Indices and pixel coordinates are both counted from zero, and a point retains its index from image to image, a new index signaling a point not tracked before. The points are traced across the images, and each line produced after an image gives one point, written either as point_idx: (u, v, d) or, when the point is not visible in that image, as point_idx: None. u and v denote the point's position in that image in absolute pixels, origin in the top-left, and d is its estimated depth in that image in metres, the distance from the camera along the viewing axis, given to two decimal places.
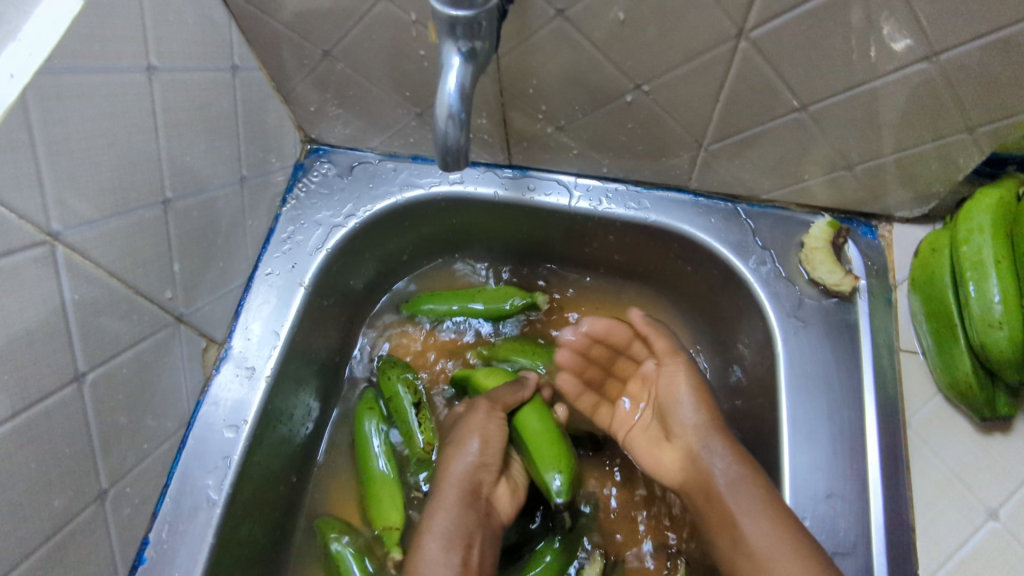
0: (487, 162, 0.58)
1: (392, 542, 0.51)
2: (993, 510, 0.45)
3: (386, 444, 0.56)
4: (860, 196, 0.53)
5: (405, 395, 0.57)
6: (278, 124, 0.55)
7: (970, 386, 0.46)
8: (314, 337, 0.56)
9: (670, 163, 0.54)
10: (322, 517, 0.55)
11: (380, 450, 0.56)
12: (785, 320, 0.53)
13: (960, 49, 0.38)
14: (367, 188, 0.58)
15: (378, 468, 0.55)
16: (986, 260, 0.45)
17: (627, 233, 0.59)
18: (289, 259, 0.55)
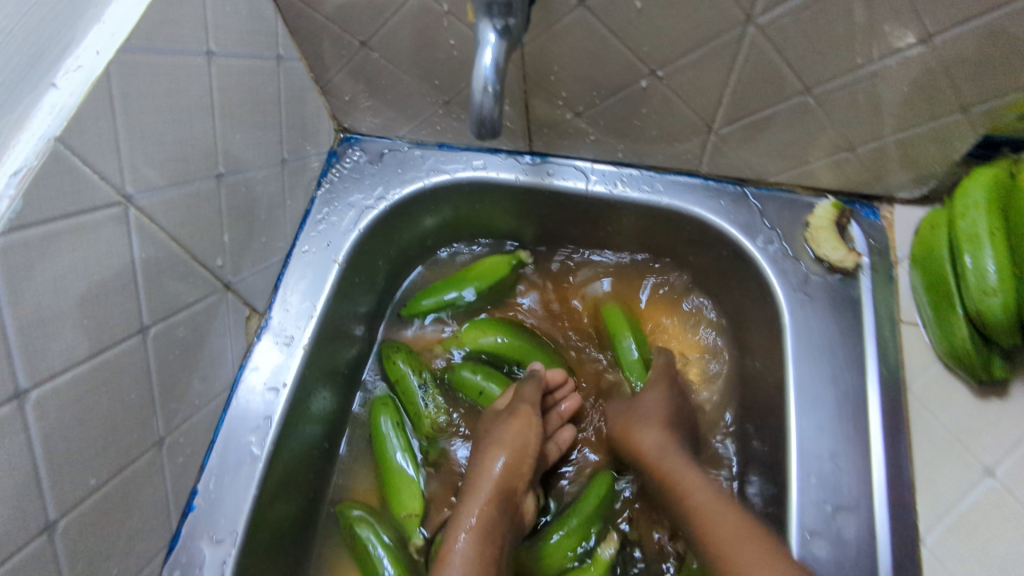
0: (509, 150, 0.62)
1: (414, 527, 0.56)
2: (991, 467, 0.46)
3: (401, 437, 0.59)
4: (862, 178, 0.57)
5: (410, 375, 0.62)
6: (314, 113, 0.59)
7: (967, 352, 0.49)
8: (347, 311, 0.59)
9: (681, 147, 0.57)
10: (342, 502, 0.58)
11: (396, 441, 0.59)
12: (792, 295, 0.56)
13: (950, 33, 0.42)
14: (396, 173, 0.62)
15: (394, 454, 0.58)
16: (980, 231, 0.48)
17: (642, 216, 0.62)
18: (324, 237, 0.59)
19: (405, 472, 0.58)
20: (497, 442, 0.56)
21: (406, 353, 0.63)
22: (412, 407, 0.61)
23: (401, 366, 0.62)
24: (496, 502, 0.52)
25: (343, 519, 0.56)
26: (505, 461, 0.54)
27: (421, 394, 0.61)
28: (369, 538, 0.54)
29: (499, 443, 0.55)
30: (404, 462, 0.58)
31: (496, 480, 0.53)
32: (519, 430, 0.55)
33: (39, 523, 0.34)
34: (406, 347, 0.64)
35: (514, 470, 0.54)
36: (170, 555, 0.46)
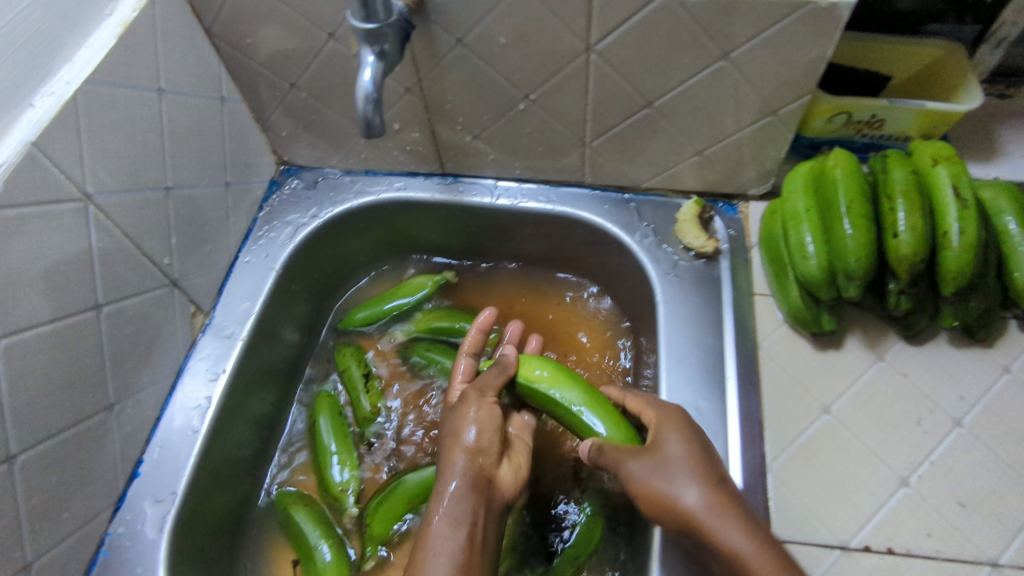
0: (425, 173, 0.73)
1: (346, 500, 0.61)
2: (827, 406, 0.57)
3: (336, 429, 0.65)
4: (719, 178, 0.69)
5: (355, 369, 0.68)
6: (256, 147, 0.70)
7: (799, 309, 0.59)
8: (285, 314, 0.68)
9: (565, 161, 0.69)
10: (282, 486, 0.64)
11: (331, 427, 0.65)
12: (665, 278, 0.66)
13: (741, 51, 0.54)
14: (329, 196, 0.72)
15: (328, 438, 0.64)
16: (800, 210, 0.60)
17: (542, 223, 0.73)
18: (264, 249, 0.68)
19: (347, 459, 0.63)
20: (456, 425, 0.53)
21: (353, 350, 0.70)
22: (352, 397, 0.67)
23: (348, 358, 0.69)
24: (462, 490, 0.48)
25: (278, 498, 0.62)
26: (462, 449, 0.51)
27: (360, 383, 0.68)
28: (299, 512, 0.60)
29: (463, 418, 0.53)
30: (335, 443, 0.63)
31: (467, 445, 0.51)
32: (484, 405, 0.54)
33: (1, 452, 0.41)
34: (355, 347, 0.71)
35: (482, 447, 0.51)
36: (115, 514, 0.52)
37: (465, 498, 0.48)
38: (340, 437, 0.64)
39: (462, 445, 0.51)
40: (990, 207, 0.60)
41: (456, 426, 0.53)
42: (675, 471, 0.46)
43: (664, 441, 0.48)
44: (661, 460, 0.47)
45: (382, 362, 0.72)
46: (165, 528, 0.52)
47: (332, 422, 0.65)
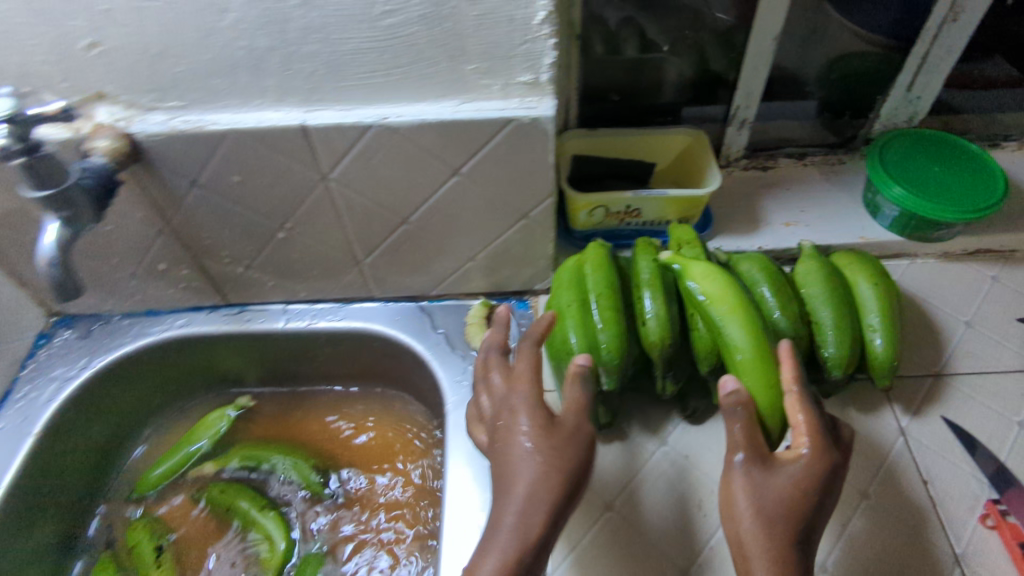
0: (209, 305, 0.71)
1: None
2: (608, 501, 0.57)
3: None
4: (502, 278, 0.70)
5: (145, 541, 0.63)
6: (13, 304, 0.65)
7: None
8: (51, 477, 0.63)
9: (347, 279, 0.68)
10: None
11: None
12: (455, 384, 0.66)
13: (469, 166, 0.56)
14: (103, 343, 0.68)
15: None
16: (563, 306, 0.61)
17: (337, 341, 0.71)
18: (23, 413, 0.63)
19: None
20: (535, 501, 0.41)
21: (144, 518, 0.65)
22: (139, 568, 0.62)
23: (137, 529, 0.64)
24: (520, 548, 0.40)
25: None
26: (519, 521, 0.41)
27: (150, 552, 0.63)
28: None
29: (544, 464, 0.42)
30: None
31: (529, 485, 0.41)
32: (535, 463, 0.42)
33: None
34: (146, 518, 0.66)
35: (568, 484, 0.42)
36: None
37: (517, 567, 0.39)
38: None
39: (529, 508, 0.41)
40: (745, 278, 0.63)
41: (507, 482, 0.42)
42: (775, 520, 0.43)
43: (789, 462, 0.45)
44: (755, 487, 0.44)
45: (175, 514, 0.66)
46: None
47: None
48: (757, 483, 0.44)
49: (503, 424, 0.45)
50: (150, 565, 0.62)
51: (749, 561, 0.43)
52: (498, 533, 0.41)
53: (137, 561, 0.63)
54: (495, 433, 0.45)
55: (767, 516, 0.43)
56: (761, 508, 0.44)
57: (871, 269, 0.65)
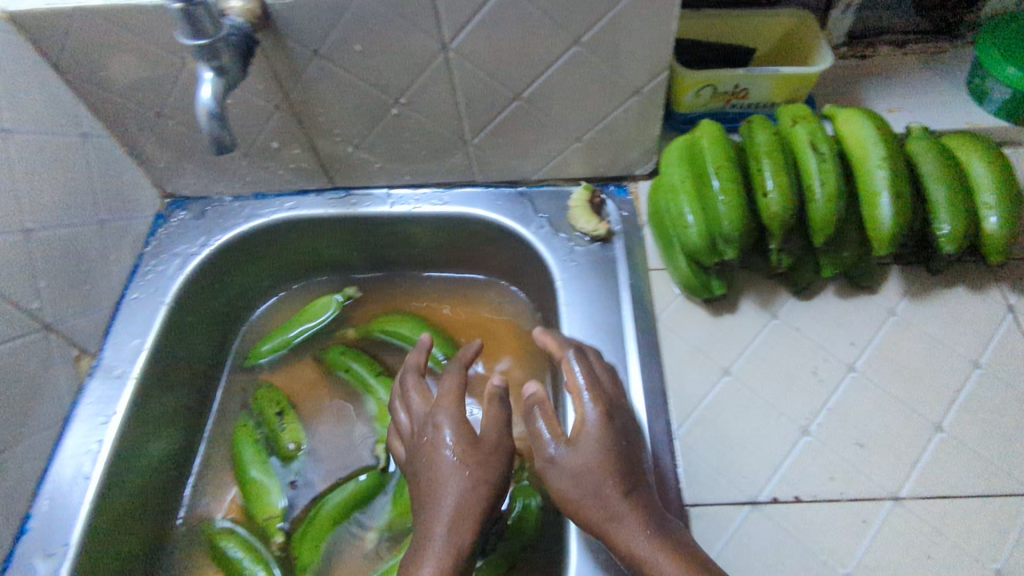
0: (315, 189, 0.72)
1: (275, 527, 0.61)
2: (726, 367, 0.59)
3: (258, 458, 0.65)
4: (603, 162, 0.70)
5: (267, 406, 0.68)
6: (133, 183, 0.68)
7: (690, 278, 0.61)
8: (179, 346, 0.66)
9: (451, 161, 0.69)
10: (207, 522, 0.63)
11: (253, 459, 0.65)
12: (562, 264, 0.67)
13: (591, 33, 0.56)
14: (218, 224, 0.71)
15: (251, 471, 0.64)
16: (676, 182, 0.61)
17: (441, 226, 0.73)
18: (152, 285, 0.66)
19: (267, 495, 0.62)
20: (558, 475, 0.46)
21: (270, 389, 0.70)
22: (271, 431, 0.67)
23: (264, 397, 0.69)
24: (455, 512, 0.44)
25: (208, 532, 0.62)
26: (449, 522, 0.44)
27: (279, 418, 0.67)
28: (229, 548, 0.60)
29: (436, 467, 0.47)
30: (256, 474, 0.64)
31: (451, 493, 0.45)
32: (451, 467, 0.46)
33: None
34: (269, 385, 0.71)
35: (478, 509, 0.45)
36: None
37: (463, 525, 0.44)
38: (261, 467, 0.64)
39: (458, 509, 0.45)
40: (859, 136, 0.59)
41: (436, 487, 0.46)
42: (591, 468, 0.45)
43: (584, 429, 0.47)
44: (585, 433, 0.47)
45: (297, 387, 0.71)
46: None
47: (253, 457, 0.65)
48: (567, 462, 0.46)
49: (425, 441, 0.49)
50: (281, 429, 0.67)
51: (619, 529, 0.43)
52: (434, 542, 0.43)
53: (268, 425, 0.67)
54: (422, 443, 0.49)
55: (580, 485, 0.45)
56: (577, 484, 0.45)
57: (987, 149, 0.62)
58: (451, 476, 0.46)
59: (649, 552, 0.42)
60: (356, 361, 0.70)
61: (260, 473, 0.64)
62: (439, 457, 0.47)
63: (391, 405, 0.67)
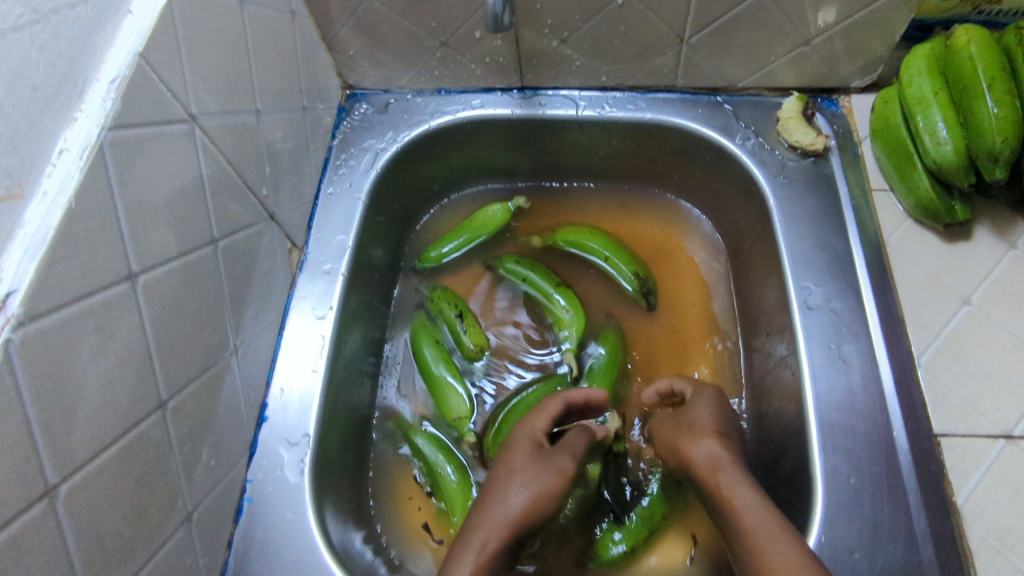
0: (502, 87, 0.68)
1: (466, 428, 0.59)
2: (966, 297, 0.56)
3: (442, 358, 0.62)
4: (820, 72, 0.64)
5: (449, 308, 0.65)
6: (323, 70, 0.64)
7: (931, 200, 0.57)
8: (372, 246, 0.64)
9: (658, 62, 0.64)
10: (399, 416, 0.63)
11: (437, 361, 0.62)
12: (773, 180, 0.63)
13: None
14: (403, 119, 0.67)
15: (437, 372, 0.62)
16: (926, 93, 0.56)
17: (630, 133, 0.68)
18: (346, 180, 0.64)
19: (457, 398, 0.60)
20: (746, 496, 0.46)
21: (444, 291, 0.66)
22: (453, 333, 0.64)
23: (443, 300, 0.65)
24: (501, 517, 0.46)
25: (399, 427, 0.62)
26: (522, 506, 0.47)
27: (461, 322, 0.64)
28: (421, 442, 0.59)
29: (495, 480, 0.50)
30: (441, 374, 0.61)
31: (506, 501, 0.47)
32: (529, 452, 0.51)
33: (155, 399, 0.39)
34: (444, 288, 0.67)
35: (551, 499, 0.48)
36: (252, 460, 0.50)
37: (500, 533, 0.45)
38: (449, 364, 0.62)
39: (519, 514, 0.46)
40: None
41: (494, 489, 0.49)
42: (751, 501, 0.45)
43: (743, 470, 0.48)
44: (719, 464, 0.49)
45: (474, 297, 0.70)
46: (305, 470, 0.50)
47: (437, 358, 0.62)
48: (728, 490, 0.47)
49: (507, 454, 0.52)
50: (462, 332, 0.63)
51: (747, 528, 0.44)
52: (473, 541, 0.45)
53: (449, 328, 0.64)
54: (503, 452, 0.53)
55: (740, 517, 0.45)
56: (750, 512, 0.44)
57: None
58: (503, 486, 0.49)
59: (747, 508, 0.45)
60: (531, 272, 0.67)
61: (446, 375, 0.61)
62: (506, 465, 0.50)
63: (575, 320, 0.64)
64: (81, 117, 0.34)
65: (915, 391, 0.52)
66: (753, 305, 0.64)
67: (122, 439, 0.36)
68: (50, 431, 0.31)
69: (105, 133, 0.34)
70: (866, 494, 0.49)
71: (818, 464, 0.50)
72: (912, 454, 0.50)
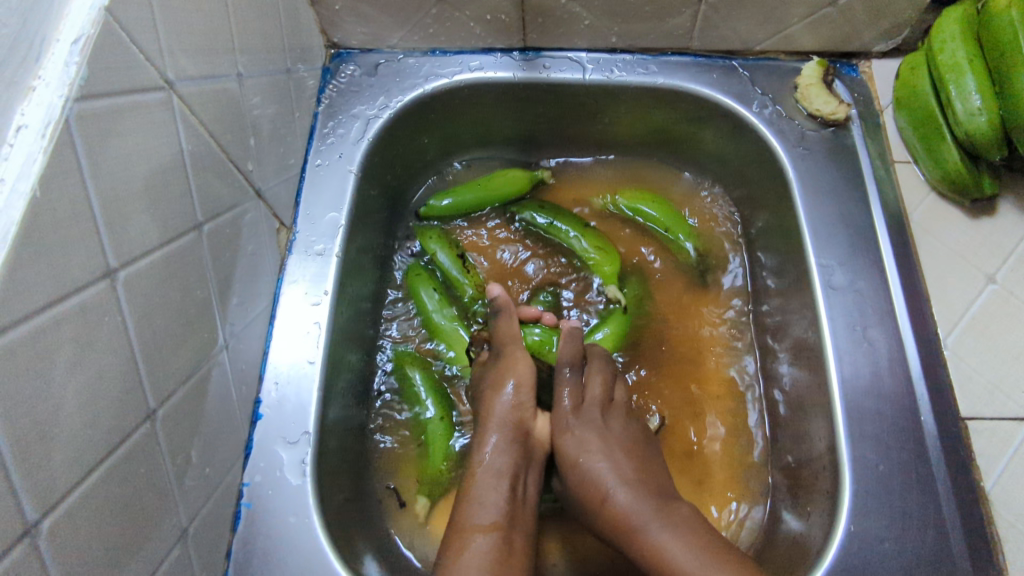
0: (501, 48, 0.62)
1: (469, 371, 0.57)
2: (991, 275, 0.54)
3: (441, 302, 0.59)
4: (842, 35, 0.60)
5: (444, 252, 0.62)
6: (307, 26, 0.57)
7: (960, 174, 0.54)
8: (365, 221, 0.59)
9: (674, 23, 0.59)
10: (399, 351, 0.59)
11: (437, 307, 0.59)
12: (792, 151, 0.59)
13: None
14: (395, 82, 0.61)
15: (437, 317, 0.58)
16: (960, 60, 0.53)
17: (639, 98, 0.63)
18: (334, 150, 0.58)
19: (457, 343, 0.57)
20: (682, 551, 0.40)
21: (439, 237, 0.63)
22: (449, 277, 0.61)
23: (433, 241, 0.62)
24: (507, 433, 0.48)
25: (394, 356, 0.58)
26: (501, 429, 0.48)
27: (458, 268, 0.61)
28: (418, 394, 0.55)
29: (503, 377, 0.50)
30: (441, 316, 0.58)
31: (506, 405, 0.49)
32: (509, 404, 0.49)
33: (143, 410, 0.34)
34: (434, 228, 0.64)
35: (516, 443, 0.48)
36: (247, 462, 0.46)
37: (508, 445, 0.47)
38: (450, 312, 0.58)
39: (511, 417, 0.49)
40: None
41: (495, 390, 0.50)
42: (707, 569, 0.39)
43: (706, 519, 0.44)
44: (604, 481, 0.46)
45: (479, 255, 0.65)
46: (308, 471, 0.46)
47: (437, 300, 0.59)
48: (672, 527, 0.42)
49: (489, 380, 0.51)
50: (459, 276, 0.61)
51: None
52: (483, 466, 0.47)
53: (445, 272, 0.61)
54: (483, 390, 0.51)
55: (718, 555, 0.40)
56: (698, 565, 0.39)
57: None
58: (519, 377, 0.50)
59: (694, 568, 0.39)
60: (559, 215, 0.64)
61: (449, 320, 0.58)
62: (516, 356, 0.51)
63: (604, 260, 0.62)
64: (40, 85, 0.28)
65: (941, 374, 0.51)
66: (768, 282, 0.62)
67: (112, 456, 0.32)
68: (27, 461, 0.26)
69: (71, 105, 0.29)
70: (895, 479, 0.47)
71: (845, 451, 0.49)
72: (940, 437, 0.49)
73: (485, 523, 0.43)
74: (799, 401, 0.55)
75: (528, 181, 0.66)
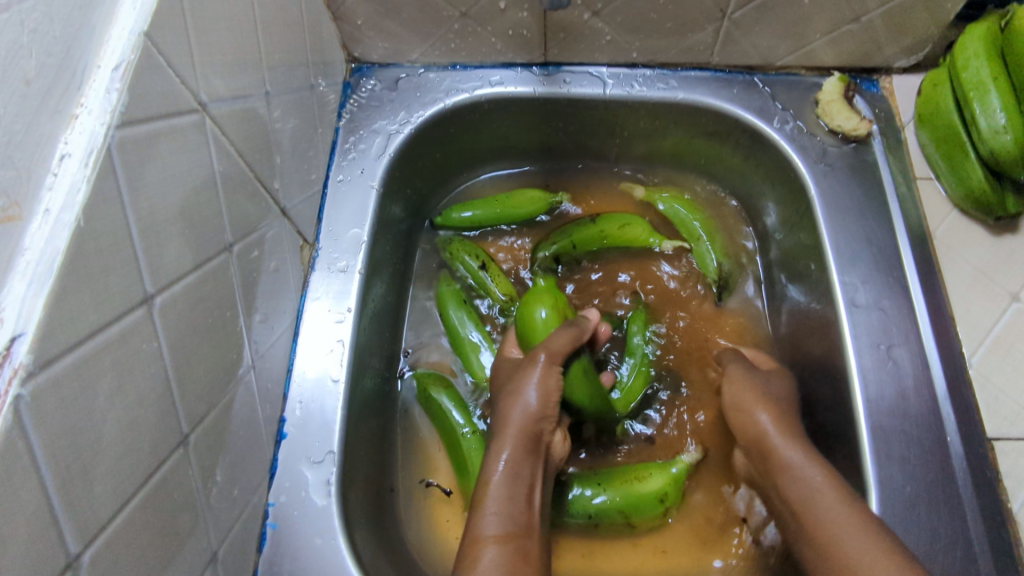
0: (522, 62, 0.62)
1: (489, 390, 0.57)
2: (1015, 293, 0.54)
3: (469, 317, 0.59)
4: (863, 51, 0.60)
5: (472, 262, 0.61)
6: (329, 42, 0.57)
7: (984, 191, 0.54)
8: (386, 236, 0.59)
9: (695, 39, 0.59)
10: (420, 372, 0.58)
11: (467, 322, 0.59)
12: (814, 167, 0.59)
13: None
14: (416, 97, 0.61)
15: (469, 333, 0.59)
16: (984, 77, 0.53)
17: (659, 112, 0.63)
18: (356, 165, 0.58)
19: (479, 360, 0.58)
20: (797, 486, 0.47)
21: (463, 245, 0.62)
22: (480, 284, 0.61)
23: (463, 252, 0.62)
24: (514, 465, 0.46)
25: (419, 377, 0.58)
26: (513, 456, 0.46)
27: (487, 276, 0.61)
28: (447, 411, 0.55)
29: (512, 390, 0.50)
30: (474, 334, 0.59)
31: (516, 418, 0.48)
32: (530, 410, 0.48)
33: (177, 435, 0.34)
34: (463, 239, 0.63)
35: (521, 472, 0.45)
36: (272, 482, 0.46)
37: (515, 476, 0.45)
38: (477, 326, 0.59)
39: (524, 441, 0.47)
40: None
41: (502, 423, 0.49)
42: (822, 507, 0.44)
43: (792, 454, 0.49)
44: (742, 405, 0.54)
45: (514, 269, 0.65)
46: (332, 491, 0.46)
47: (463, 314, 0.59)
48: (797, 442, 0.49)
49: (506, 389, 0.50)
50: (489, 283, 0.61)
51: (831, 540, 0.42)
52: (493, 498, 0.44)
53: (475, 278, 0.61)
54: (504, 392, 0.50)
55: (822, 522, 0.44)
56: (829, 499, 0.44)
57: None
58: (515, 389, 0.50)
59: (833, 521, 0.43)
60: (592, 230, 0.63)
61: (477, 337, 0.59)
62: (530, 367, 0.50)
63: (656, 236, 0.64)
64: (83, 113, 0.28)
65: (967, 393, 0.51)
66: (789, 298, 0.62)
67: (147, 484, 0.32)
68: (69, 493, 0.26)
69: (113, 133, 0.29)
70: (922, 501, 0.47)
71: (872, 472, 0.48)
72: (966, 458, 0.48)
73: (496, 534, 0.41)
74: (822, 419, 0.55)
75: (545, 203, 0.66)
